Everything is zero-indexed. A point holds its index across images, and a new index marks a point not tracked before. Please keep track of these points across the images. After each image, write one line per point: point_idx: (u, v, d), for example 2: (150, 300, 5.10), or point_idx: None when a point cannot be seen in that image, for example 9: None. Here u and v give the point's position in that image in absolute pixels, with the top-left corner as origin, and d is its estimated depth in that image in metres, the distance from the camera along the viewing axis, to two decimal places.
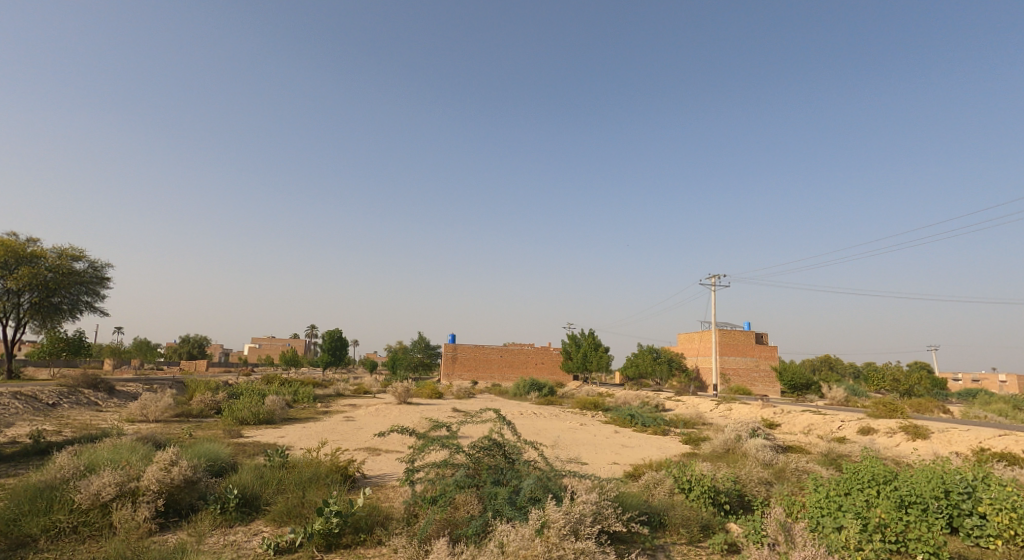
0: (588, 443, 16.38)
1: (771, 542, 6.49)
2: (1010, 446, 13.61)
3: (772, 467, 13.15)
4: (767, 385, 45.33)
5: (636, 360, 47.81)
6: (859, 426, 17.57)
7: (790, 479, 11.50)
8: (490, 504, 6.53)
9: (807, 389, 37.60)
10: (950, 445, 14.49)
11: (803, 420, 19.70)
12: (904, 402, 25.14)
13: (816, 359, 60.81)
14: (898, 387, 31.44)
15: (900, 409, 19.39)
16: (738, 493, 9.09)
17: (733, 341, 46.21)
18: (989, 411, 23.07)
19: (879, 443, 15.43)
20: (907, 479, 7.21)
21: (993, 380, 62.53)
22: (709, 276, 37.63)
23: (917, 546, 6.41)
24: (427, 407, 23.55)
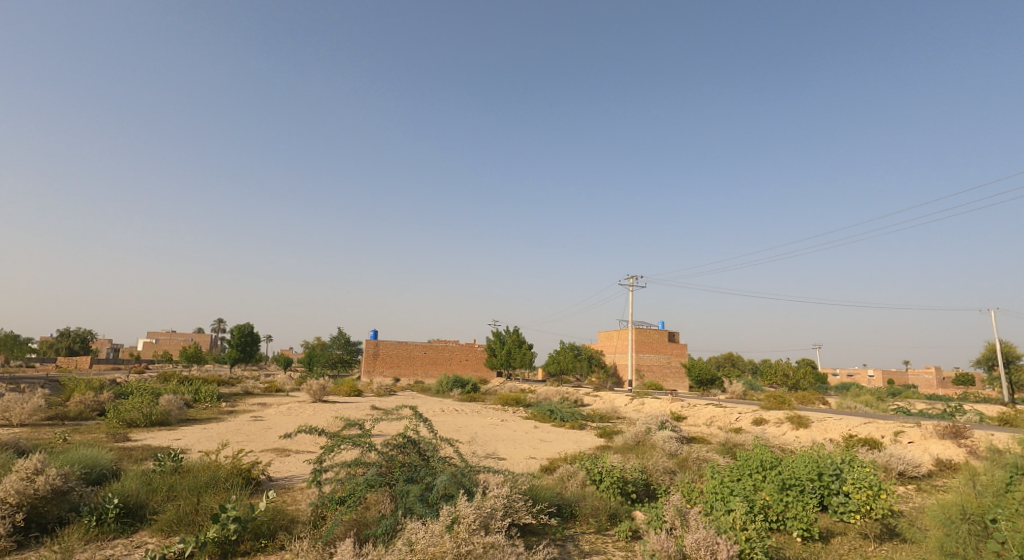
0: (507, 439, 16.58)
1: (669, 527, 6.89)
2: (875, 433, 15.30)
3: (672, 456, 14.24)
4: (677, 380, 48.01)
5: (557, 357, 48.94)
6: (753, 417, 19.03)
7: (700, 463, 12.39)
8: (401, 502, 6.46)
9: (711, 384, 40.20)
10: (827, 433, 16.05)
11: (706, 412, 21.06)
12: (792, 395, 27.56)
13: (720, 357, 65.25)
14: (787, 381, 34.49)
15: (787, 401, 21.17)
16: (644, 483, 9.60)
17: (648, 339, 48.42)
18: (861, 403, 25.80)
19: (770, 433, 16.81)
20: (788, 464, 7.90)
21: (865, 374, 70.09)
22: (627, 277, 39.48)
23: (793, 524, 7.17)
24: (343, 406, 22.87)
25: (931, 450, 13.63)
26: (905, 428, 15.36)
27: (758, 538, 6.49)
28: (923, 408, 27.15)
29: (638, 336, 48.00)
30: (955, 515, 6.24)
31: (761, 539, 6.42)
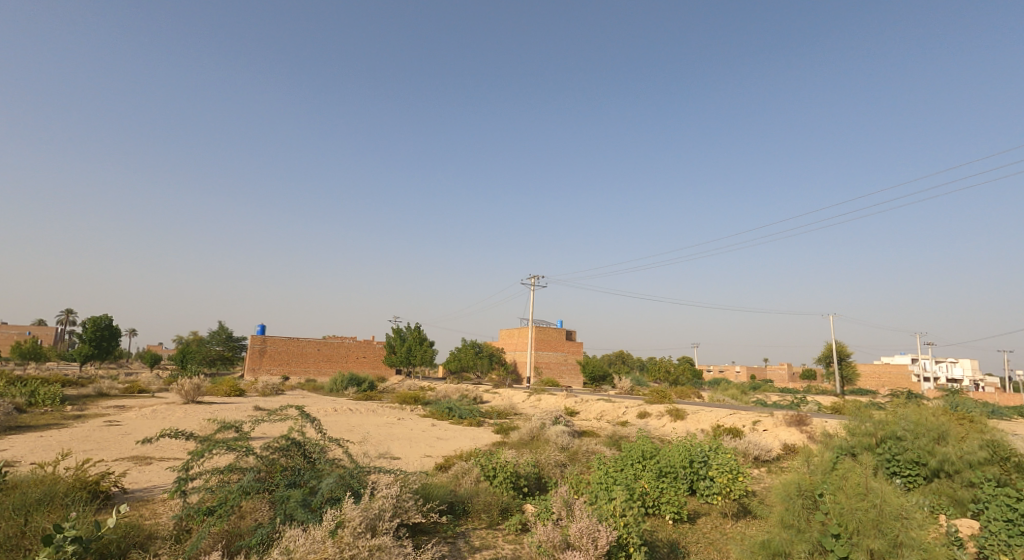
0: (402, 438, 16.28)
1: (556, 518, 7.13)
2: (738, 422, 16.97)
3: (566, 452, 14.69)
4: (572, 377, 49.88)
5: (457, 355, 48.81)
6: (638, 411, 20.25)
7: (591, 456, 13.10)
8: (281, 509, 6.10)
9: (603, 380, 42.21)
10: (700, 424, 17.51)
11: (597, 407, 22.06)
12: (672, 390, 29.76)
13: (612, 354, 68.78)
14: (669, 377, 37.18)
15: (667, 395, 22.79)
16: (536, 476, 9.88)
17: (546, 337, 49.72)
18: (729, 396, 28.48)
19: (652, 425, 17.98)
20: (665, 453, 8.67)
21: (735, 369, 77.34)
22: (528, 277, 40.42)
23: (666, 507, 7.77)
24: (221, 407, 21.17)
25: (781, 436, 15.41)
26: (760, 418, 17.22)
27: (634, 523, 6.94)
28: (777, 400, 30.59)
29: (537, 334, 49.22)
30: (793, 491, 7.13)
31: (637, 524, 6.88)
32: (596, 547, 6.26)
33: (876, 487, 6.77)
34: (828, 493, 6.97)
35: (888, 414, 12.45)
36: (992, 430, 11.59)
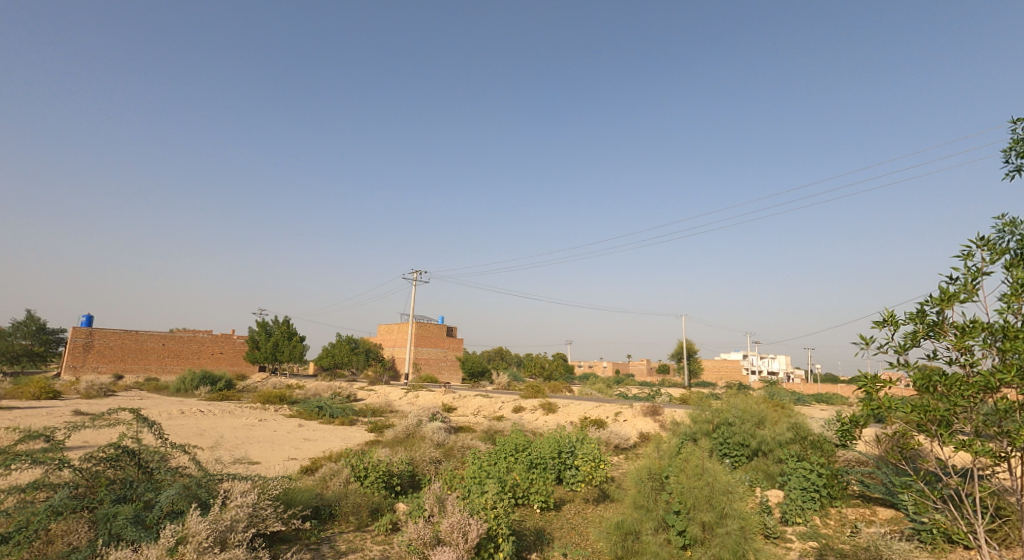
0: (264, 440, 15.25)
1: (428, 515, 7.13)
2: (603, 414, 18.20)
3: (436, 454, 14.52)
4: (451, 373, 49.97)
5: (331, 351, 46.58)
6: (514, 405, 20.90)
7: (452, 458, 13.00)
8: (106, 529, 5.46)
9: (481, 376, 42.79)
10: (569, 416, 18.51)
11: (474, 403, 22.34)
12: (545, 384, 31.04)
13: (491, 350, 70.07)
14: (543, 372, 38.93)
15: (542, 390, 23.77)
16: (409, 474, 9.81)
17: (427, 333, 49.17)
18: (596, 389, 30.39)
19: (526, 419, 18.63)
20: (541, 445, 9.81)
21: (604, 364, 82.54)
22: (410, 271, 40.00)
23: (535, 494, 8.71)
24: (36, 413, 18.21)
25: (638, 426, 16.82)
26: (621, 409, 18.65)
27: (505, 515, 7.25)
28: (637, 392, 33.28)
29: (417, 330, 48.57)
30: (644, 475, 8.04)
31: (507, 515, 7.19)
32: (465, 541, 6.41)
33: (710, 466, 7.88)
34: (672, 475, 7.94)
35: (725, 404, 14.16)
36: (801, 415, 13.71)
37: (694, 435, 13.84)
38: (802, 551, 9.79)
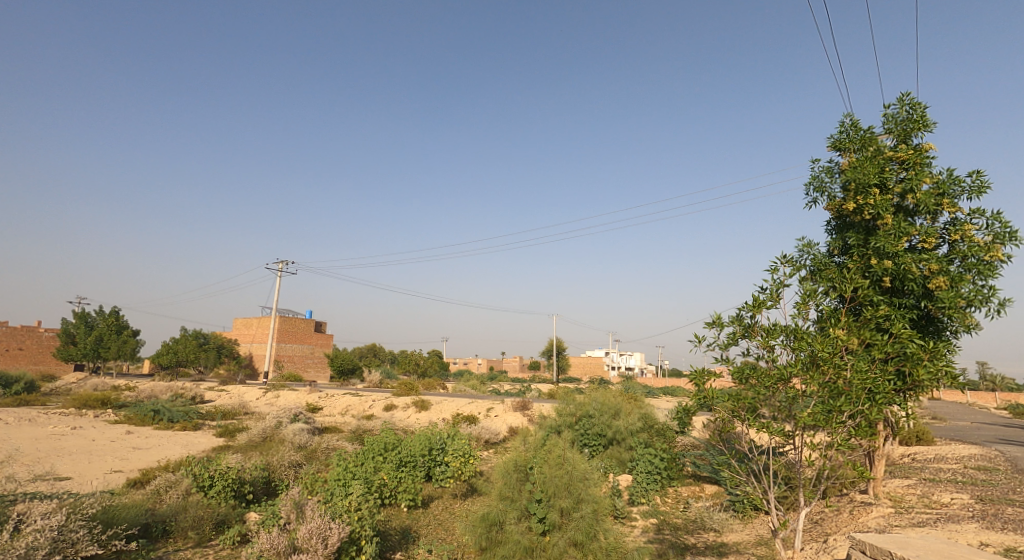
0: (82, 452, 13.26)
1: (284, 522, 6.77)
2: (475, 409, 18.50)
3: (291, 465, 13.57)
4: (317, 370, 47.31)
5: (175, 347, 41.93)
6: (385, 403, 20.44)
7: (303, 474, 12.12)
8: None
9: (351, 374, 41.14)
10: (442, 413, 18.53)
11: (342, 402, 21.37)
12: (416, 381, 30.70)
13: (362, 347, 67.75)
14: (417, 369, 38.72)
15: (415, 387, 23.47)
16: (263, 481, 9.20)
17: (292, 328, 46.13)
18: (468, 386, 30.65)
19: (397, 417, 18.27)
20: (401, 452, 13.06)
21: (478, 361, 83.67)
22: (277, 261, 37.47)
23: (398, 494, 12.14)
24: None
25: (508, 420, 17.39)
26: (493, 405, 19.10)
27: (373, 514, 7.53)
28: (508, 388, 34.27)
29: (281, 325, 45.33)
30: (511, 469, 10.56)
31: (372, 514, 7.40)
32: (324, 546, 6.18)
33: (569, 458, 10.61)
34: (535, 466, 10.51)
35: (587, 398, 15.13)
36: (650, 406, 15.14)
37: (559, 427, 14.46)
38: (645, 527, 11.11)
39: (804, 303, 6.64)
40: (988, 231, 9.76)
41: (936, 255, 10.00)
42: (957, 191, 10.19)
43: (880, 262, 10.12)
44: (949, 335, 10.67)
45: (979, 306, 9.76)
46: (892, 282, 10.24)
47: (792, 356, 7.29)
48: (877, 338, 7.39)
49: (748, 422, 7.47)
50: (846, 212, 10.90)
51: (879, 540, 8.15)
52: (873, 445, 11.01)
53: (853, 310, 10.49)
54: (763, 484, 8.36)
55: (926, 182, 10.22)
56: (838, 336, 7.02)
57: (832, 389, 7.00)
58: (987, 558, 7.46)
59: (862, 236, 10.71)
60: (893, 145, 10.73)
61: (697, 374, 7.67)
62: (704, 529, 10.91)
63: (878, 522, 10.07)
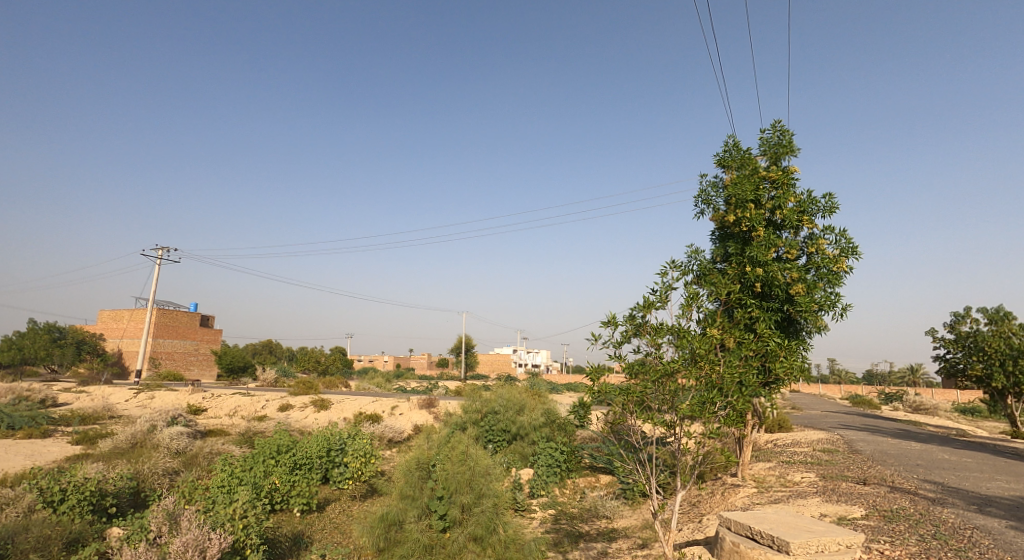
0: None
1: (154, 535, 7.95)
2: (379, 408, 18.12)
3: (167, 473, 12.46)
4: (203, 369, 43.39)
5: (18, 344, 36.80)
6: (280, 403, 19.31)
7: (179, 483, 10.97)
8: None
9: (242, 371, 38.20)
10: (343, 412, 17.89)
11: (230, 402, 19.83)
12: (317, 379, 29.28)
13: (256, 344, 63.58)
14: (318, 368, 37.31)
15: (314, 386, 22.32)
16: (122, 494, 9.57)
17: (173, 323, 42.03)
18: (372, 384, 29.75)
19: (293, 417, 17.36)
20: (301, 451, 12.90)
21: (382, 359, 81.46)
22: (157, 247, 34.22)
23: (296, 500, 11.96)
24: None
25: (412, 418, 17.27)
26: (398, 403, 18.81)
27: (253, 523, 9.32)
28: (416, 386, 33.72)
29: (161, 319, 41.02)
30: (413, 467, 10.50)
31: (255, 524, 9.26)
32: (202, 556, 7.49)
33: (471, 454, 10.77)
34: (437, 464, 10.54)
35: (493, 394, 15.35)
36: (552, 402, 15.72)
37: (464, 423, 14.56)
38: (543, 518, 11.55)
39: (688, 305, 7.33)
40: (837, 245, 11.28)
41: (796, 265, 11.40)
42: (815, 209, 11.66)
43: (752, 269, 11.33)
44: (805, 335, 12.18)
45: (829, 310, 11.26)
46: (761, 287, 11.51)
47: (675, 353, 7.97)
48: (745, 337, 8.34)
49: (636, 414, 8.14)
50: (727, 223, 12.06)
51: (741, 517, 9.18)
52: (742, 432, 12.29)
53: (729, 311, 11.65)
54: (649, 472, 9.15)
55: (791, 200, 11.60)
56: (714, 335, 7.85)
57: (708, 383, 7.83)
58: (828, 528, 8.67)
59: (739, 246, 11.92)
60: (766, 166, 12.06)
61: (592, 370, 8.21)
62: (597, 516, 11.57)
63: (744, 501, 11.30)
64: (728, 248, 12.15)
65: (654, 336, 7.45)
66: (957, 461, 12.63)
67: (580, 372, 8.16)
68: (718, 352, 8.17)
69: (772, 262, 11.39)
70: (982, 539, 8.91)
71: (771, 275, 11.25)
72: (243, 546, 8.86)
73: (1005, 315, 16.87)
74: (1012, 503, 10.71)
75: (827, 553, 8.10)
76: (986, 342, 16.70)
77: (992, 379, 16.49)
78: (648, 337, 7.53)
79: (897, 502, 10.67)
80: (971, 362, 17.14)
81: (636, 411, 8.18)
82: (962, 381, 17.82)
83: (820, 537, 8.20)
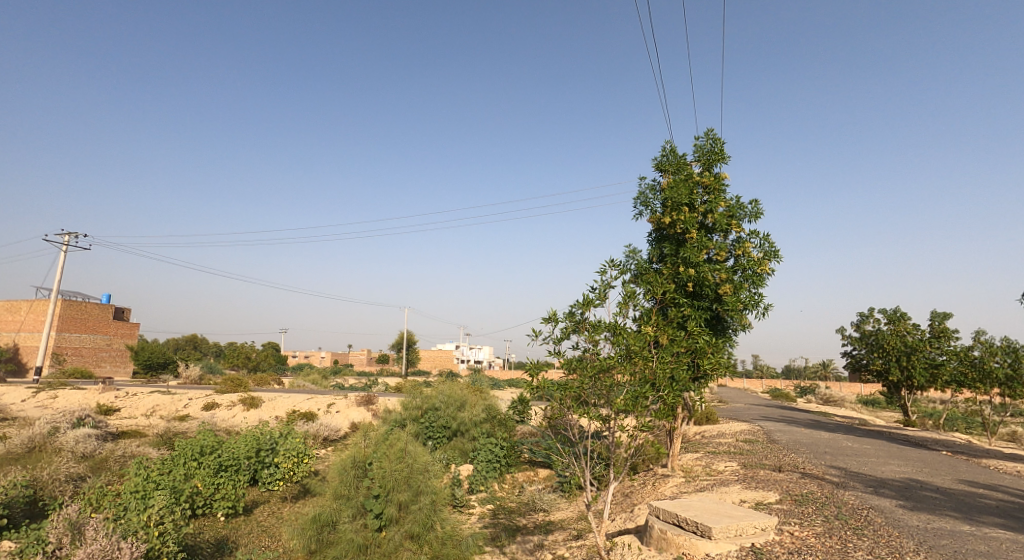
0: None
1: (54, 547, 7.40)
2: (313, 406, 17.55)
3: (71, 479, 11.45)
4: (116, 365, 39.85)
5: None
6: (204, 403, 18.17)
7: (85, 489, 10.07)
8: None
9: (163, 369, 35.54)
10: (274, 411, 17.16)
11: (147, 402, 18.43)
12: (248, 377, 27.86)
13: (178, 340, 59.69)
14: (248, 364, 35.42)
15: (243, 383, 21.20)
16: (16, 503, 8.80)
17: (82, 315, 38.47)
18: (308, 381, 28.69)
19: (219, 417, 16.41)
20: (227, 451, 12.27)
21: (318, 356, 78.91)
22: (63, 233, 31.17)
23: (220, 504, 11.37)
24: None
25: (350, 416, 16.89)
26: (334, 401, 18.28)
27: (170, 530, 8.83)
28: (355, 383, 32.78)
29: (67, 311, 37.42)
30: (349, 466, 10.22)
31: (172, 531, 8.78)
32: None
33: (410, 451, 10.59)
34: (374, 462, 10.32)
35: (434, 391, 15.30)
36: (493, 398, 15.84)
37: (404, 420, 14.54)
38: (481, 514, 11.62)
39: (625, 303, 7.60)
40: (761, 249, 12.08)
41: (725, 266, 12.10)
42: (742, 214, 12.41)
43: (685, 269, 11.90)
44: (731, 333, 12.97)
45: (752, 309, 12.05)
46: (692, 287, 12.11)
47: (612, 350, 8.22)
48: (677, 335, 8.76)
49: (573, 408, 8.37)
50: (662, 225, 12.60)
51: (669, 506, 9.67)
52: (672, 424, 12.91)
53: (662, 310, 12.19)
54: (585, 466, 9.38)
55: (722, 205, 12.30)
56: (648, 332, 8.20)
57: (641, 379, 8.18)
58: (745, 514, 9.30)
59: (673, 247, 12.48)
60: (700, 172, 12.69)
61: (532, 366, 8.33)
62: (535, 509, 11.80)
63: (672, 490, 11.90)
64: (663, 249, 12.70)
65: (591, 334, 7.67)
66: (858, 448, 13.91)
67: (520, 367, 8.25)
68: (652, 348, 8.53)
69: (703, 263, 12.03)
70: (876, 517, 9.88)
71: (702, 275, 11.88)
72: (158, 555, 8.36)
73: (902, 316, 18.74)
74: (901, 484, 11.93)
75: (745, 536, 8.70)
76: (885, 340, 18.50)
77: (889, 374, 18.26)
78: (586, 334, 7.72)
79: (806, 486, 11.61)
80: (873, 358, 18.91)
81: (573, 406, 8.40)
82: (866, 375, 19.62)
83: (739, 522, 8.79)
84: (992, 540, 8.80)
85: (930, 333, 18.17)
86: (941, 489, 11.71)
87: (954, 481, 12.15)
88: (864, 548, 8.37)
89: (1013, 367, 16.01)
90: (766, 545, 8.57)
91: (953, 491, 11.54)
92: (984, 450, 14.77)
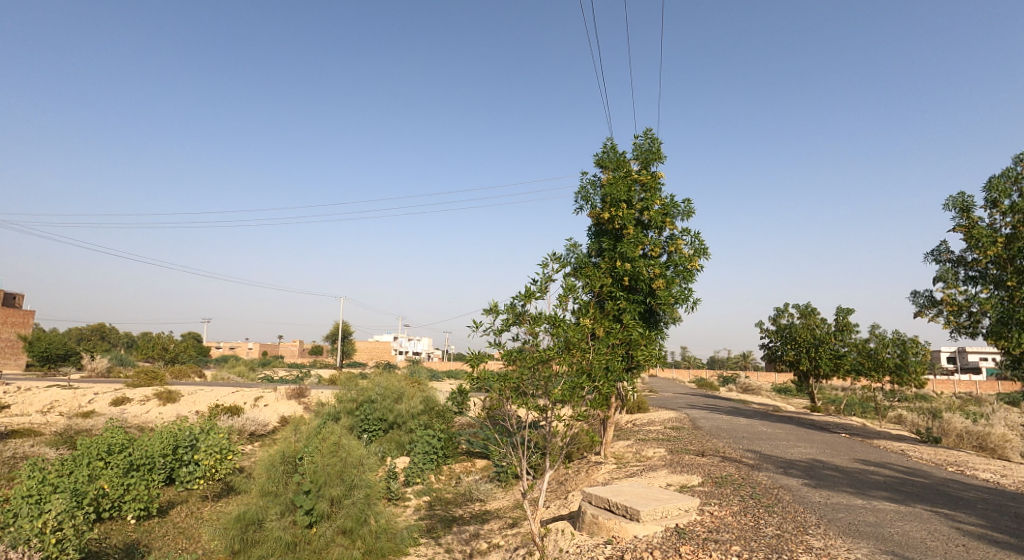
0: None
1: None
2: (239, 399, 16.65)
3: None
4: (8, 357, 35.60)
5: None
6: (113, 398, 16.70)
7: None
8: None
9: (63, 362, 32.35)
10: (194, 405, 16.11)
11: (44, 397, 16.67)
12: (167, 370, 25.95)
13: (83, 331, 54.69)
14: (165, 355, 32.82)
15: (159, 377, 19.67)
16: None
17: None
18: (233, 372, 27.13)
19: (131, 413, 15.18)
20: (136, 448, 11.28)
21: (244, 347, 74.88)
22: None
23: (131, 506, 10.51)
24: None
25: (279, 410, 16.21)
26: (262, 394, 17.41)
27: (70, 536, 8.02)
28: (284, 375, 31.17)
29: None
30: (277, 461, 9.76)
31: (73, 537, 7.98)
32: None
33: (344, 445, 10.28)
34: (305, 456, 9.90)
35: (370, 383, 15.07)
36: (432, 389, 15.71)
37: (338, 413, 14.17)
38: (417, 506, 11.49)
39: (565, 296, 7.72)
40: (691, 246, 12.68)
41: (659, 262, 12.58)
42: (676, 213, 12.96)
43: (622, 264, 12.29)
44: (661, 325, 13.53)
45: (682, 304, 12.61)
46: (628, 281, 12.53)
47: (551, 341, 8.28)
48: (613, 327, 8.99)
49: (512, 399, 8.40)
50: (602, 220, 12.91)
51: (600, 491, 10.01)
52: (605, 414, 13.34)
53: (599, 303, 12.52)
54: (521, 454, 9.34)
55: (657, 203, 12.76)
56: (586, 324, 8.36)
57: (578, 369, 8.34)
58: (672, 497, 9.81)
59: (611, 242, 12.82)
60: (638, 170, 13.08)
61: (472, 357, 8.18)
62: (471, 499, 11.85)
63: (604, 476, 12.33)
64: (602, 244, 13.02)
65: (532, 325, 7.71)
66: (770, 432, 15.04)
67: (460, 358, 8.13)
68: (589, 340, 8.69)
69: (638, 258, 12.44)
70: (784, 495, 10.76)
71: (637, 270, 12.30)
72: None
73: (812, 310, 20.42)
74: (807, 464, 13.07)
75: (670, 518, 9.18)
76: (797, 332, 20.20)
77: (800, 364, 19.98)
78: (526, 325, 7.75)
79: (725, 469, 12.43)
80: (786, 349, 20.65)
81: (511, 397, 8.43)
82: (779, 365, 21.34)
83: (665, 504, 9.26)
84: (880, 511, 9.82)
85: (835, 326, 19.90)
86: (839, 467, 12.94)
87: (850, 460, 13.46)
88: (774, 524, 9.07)
89: (901, 357, 17.81)
90: (689, 525, 9.07)
91: (849, 469, 12.78)
92: (875, 432, 16.43)
